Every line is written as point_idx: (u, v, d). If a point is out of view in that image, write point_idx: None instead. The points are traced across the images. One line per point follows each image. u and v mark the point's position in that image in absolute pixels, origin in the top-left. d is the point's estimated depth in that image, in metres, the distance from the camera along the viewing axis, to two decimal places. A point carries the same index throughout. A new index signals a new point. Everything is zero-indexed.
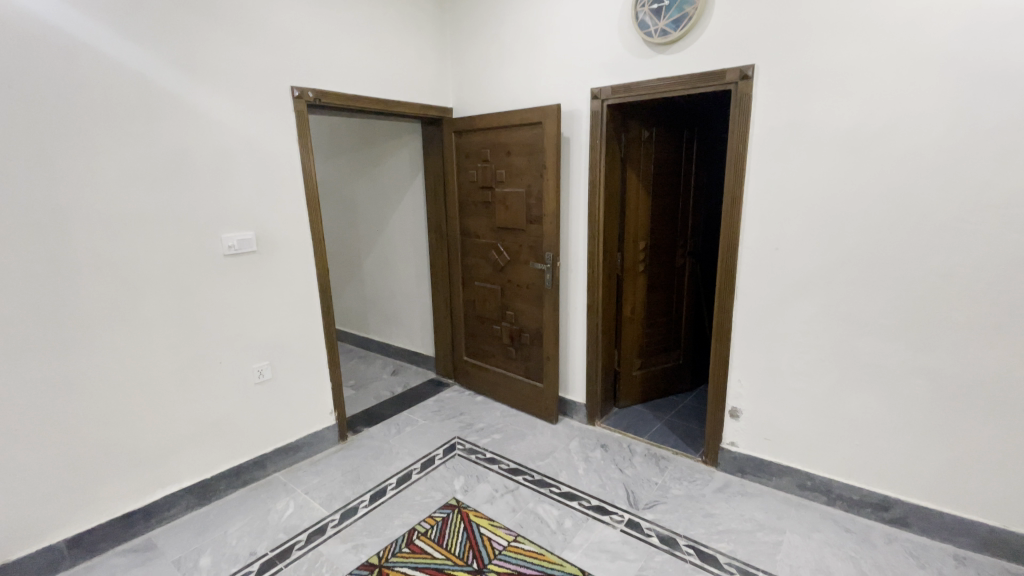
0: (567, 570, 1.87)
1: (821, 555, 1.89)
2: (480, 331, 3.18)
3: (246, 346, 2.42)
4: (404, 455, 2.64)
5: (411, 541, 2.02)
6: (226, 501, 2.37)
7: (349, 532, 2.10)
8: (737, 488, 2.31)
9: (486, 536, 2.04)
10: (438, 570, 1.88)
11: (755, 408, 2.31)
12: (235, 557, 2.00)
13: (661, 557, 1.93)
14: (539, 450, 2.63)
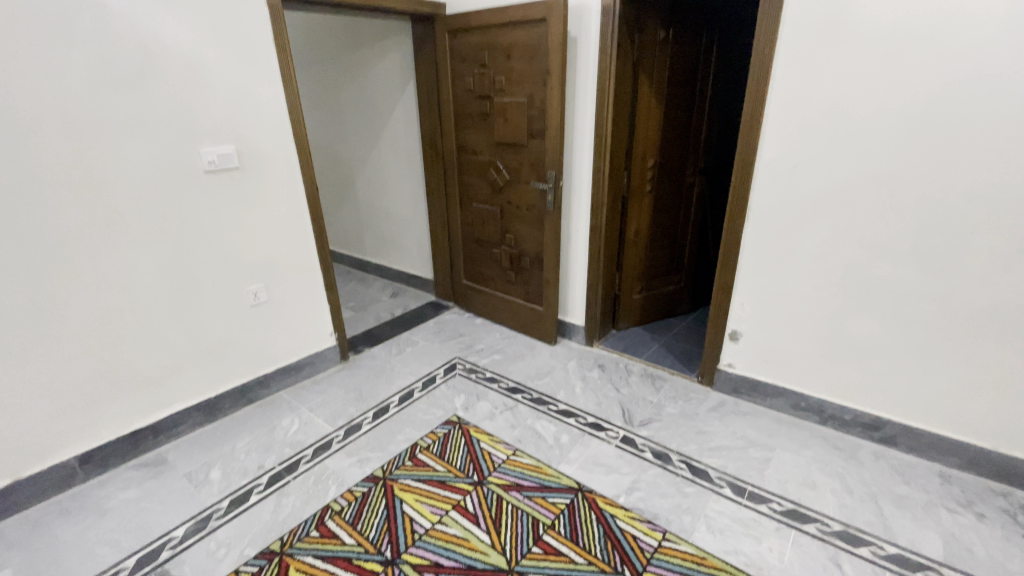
0: (564, 482, 1.95)
1: (808, 471, 1.97)
2: (478, 253, 3.10)
3: (238, 269, 2.35)
4: (406, 374, 2.68)
5: (414, 456, 2.10)
6: (232, 418, 2.43)
7: (354, 448, 2.17)
8: (731, 407, 2.37)
9: (485, 450, 2.11)
10: (440, 482, 1.96)
11: (756, 331, 2.30)
12: (244, 470, 2.08)
13: (654, 471, 2.01)
14: (538, 370, 2.66)
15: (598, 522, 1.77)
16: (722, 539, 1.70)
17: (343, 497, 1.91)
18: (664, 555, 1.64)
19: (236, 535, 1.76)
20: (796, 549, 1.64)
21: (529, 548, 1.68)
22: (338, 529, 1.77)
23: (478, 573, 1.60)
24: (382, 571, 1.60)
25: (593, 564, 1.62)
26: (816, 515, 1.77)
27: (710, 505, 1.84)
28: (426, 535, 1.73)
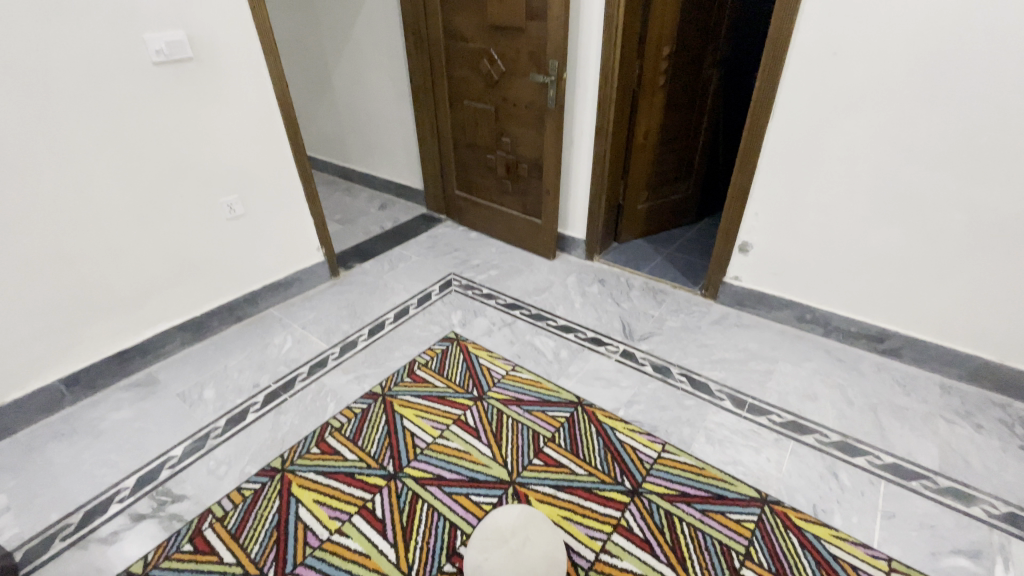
0: (564, 396, 1.92)
1: (810, 383, 1.96)
2: (471, 160, 2.86)
3: (208, 179, 2.14)
4: (400, 290, 2.58)
5: (412, 372, 2.05)
6: (222, 336, 2.35)
7: (349, 365, 2.11)
8: (734, 320, 2.31)
9: (485, 366, 2.07)
10: (440, 397, 1.92)
11: (768, 242, 2.17)
12: (238, 389, 2.04)
13: (654, 384, 1.97)
14: (537, 286, 2.55)
15: (598, 435, 1.76)
16: (721, 450, 1.70)
17: (341, 413, 1.88)
18: (663, 465, 1.65)
19: (236, 453, 1.76)
20: (793, 459, 1.66)
21: (530, 460, 1.68)
22: (339, 444, 1.75)
23: (480, 485, 1.60)
24: (384, 485, 1.61)
25: (593, 475, 1.63)
26: (815, 426, 1.78)
27: (709, 417, 1.83)
28: (428, 449, 1.72)
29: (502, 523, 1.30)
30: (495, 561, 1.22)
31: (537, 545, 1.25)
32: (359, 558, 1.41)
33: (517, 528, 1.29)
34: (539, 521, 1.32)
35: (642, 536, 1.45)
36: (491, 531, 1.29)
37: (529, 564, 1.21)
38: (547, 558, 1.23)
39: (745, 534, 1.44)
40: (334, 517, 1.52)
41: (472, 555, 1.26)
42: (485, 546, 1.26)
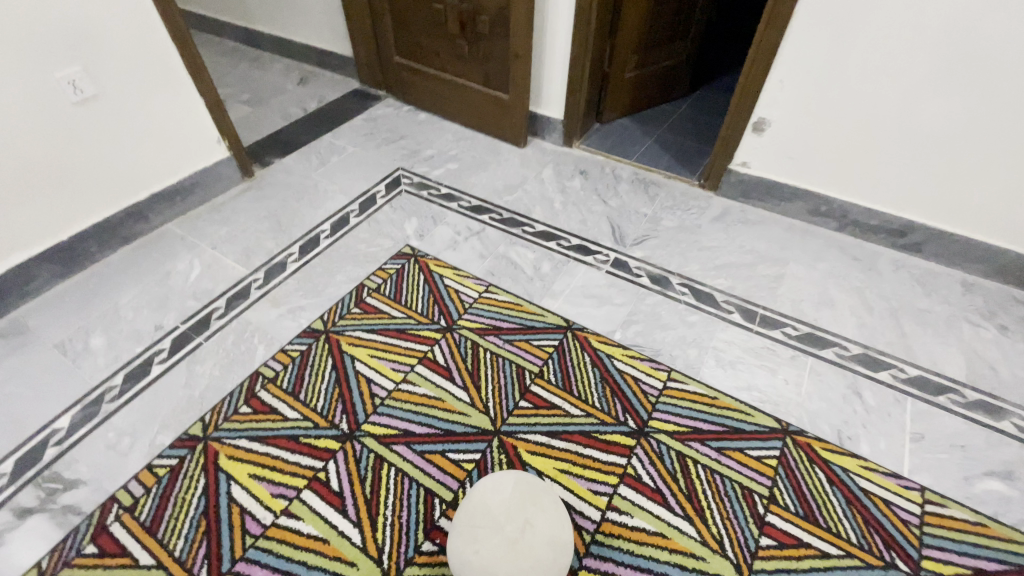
0: (549, 321, 1.59)
1: (823, 289, 1.72)
2: (413, 14, 2.18)
3: (26, 41, 1.45)
4: (336, 193, 2.06)
5: (361, 301, 1.64)
6: (106, 264, 1.82)
7: (278, 296, 1.68)
8: (738, 215, 1.98)
9: (451, 289, 1.68)
10: (399, 331, 1.56)
11: (789, 119, 1.79)
12: (136, 335, 1.59)
13: (652, 300, 1.65)
14: (506, 182, 2.09)
15: (594, 366, 1.47)
16: (734, 373, 1.46)
17: (275, 360, 1.49)
18: (670, 398, 1.40)
19: (142, 421, 1.38)
20: (813, 380, 1.46)
21: (515, 404, 1.40)
22: (275, 400, 1.39)
23: (458, 439, 1.32)
24: (337, 449, 1.29)
25: (592, 416, 1.37)
26: (833, 339, 1.57)
27: (717, 335, 1.56)
28: (389, 399, 1.40)
29: (492, 505, 1.03)
30: (489, 555, 0.97)
31: (540, 529, 1.00)
32: (315, 546, 1.14)
33: (512, 509, 1.02)
34: (539, 495, 1.06)
35: (654, 486, 1.23)
36: (479, 514, 1.02)
37: (532, 554, 0.97)
38: (552, 543, 0.99)
39: (768, 474, 1.25)
40: (277, 495, 1.22)
41: (456, 545, 1.01)
42: (473, 535, 1.00)
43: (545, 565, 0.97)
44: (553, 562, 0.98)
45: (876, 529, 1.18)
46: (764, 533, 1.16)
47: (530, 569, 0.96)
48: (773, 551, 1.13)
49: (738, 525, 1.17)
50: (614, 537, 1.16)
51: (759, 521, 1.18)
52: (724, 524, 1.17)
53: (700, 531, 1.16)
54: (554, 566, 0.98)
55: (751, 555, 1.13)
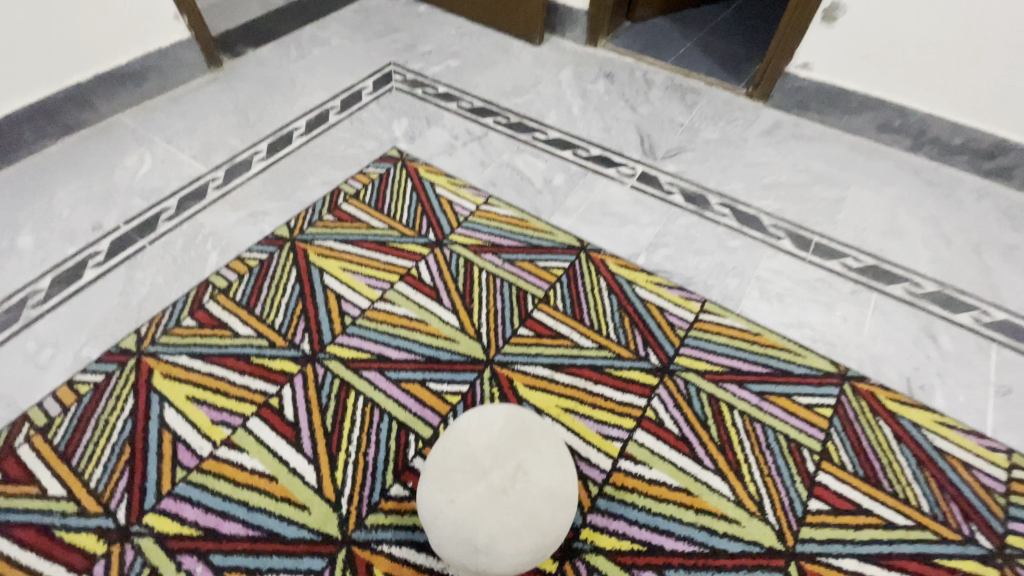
0: (560, 241, 1.30)
1: (890, 219, 1.42)
2: None
3: None
4: (315, 89, 1.75)
5: (335, 207, 1.37)
6: (45, 156, 1.55)
7: (240, 198, 1.42)
8: (790, 130, 1.66)
9: (444, 199, 1.39)
10: (379, 244, 1.28)
11: (868, 5, 1.42)
12: (70, 234, 1.35)
13: (685, 220, 1.37)
14: (516, 83, 1.77)
15: (611, 291, 1.21)
16: (782, 308, 1.20)
17: (229, 268, 1.25)
18: (703, 332, 1.14)
19: (67, 331, 1.15)
20: (878, 319, 1.19)
21: (513, 332, 1.15)
22: (225, 314, 1.16)
23: (442, 368, 1.09)
24: (295, 372, 1.07)
25: (606, 348, 1.12)
26: (904, 275, 1.29)
27: (763, 263, 1.29)
28: (361, 319, 1.15)
29: (474, 446, 0.79)
30: (467, 507, 0.75)
31: (536, 480, 0.76)
32: (260, 484, 0.93)
33: (499, 451, 0.78)
34: (535, 436, 0.81)
35: (679, 434, 1.00)
36: (456, 457, 0.79)
37: (523, 510, 0.74)
38: (550, 498, 0.76)
39: (820, 426, 1.01)
40: (218, 422, 1.00)
41: (428, 491, 0.79)
42: (448, 481, 0.77)
43: (540, 524, 0.75)
44: (550, 519, 0.76)
45: (955, 497, 0.95)
46: (814, 495, 0.93)
47: (520, 528, 0.74)
48: (824, 518, 0.91)
49: (781, 484, 0.94)
50: (626, 492, 0.93)
51: (808, 481, 0.95)
52: (764, 483, 0.94)
53: (734, 489, 0.94)
54: (551, 526, 0.76)
55: (797, 521, 0.90)
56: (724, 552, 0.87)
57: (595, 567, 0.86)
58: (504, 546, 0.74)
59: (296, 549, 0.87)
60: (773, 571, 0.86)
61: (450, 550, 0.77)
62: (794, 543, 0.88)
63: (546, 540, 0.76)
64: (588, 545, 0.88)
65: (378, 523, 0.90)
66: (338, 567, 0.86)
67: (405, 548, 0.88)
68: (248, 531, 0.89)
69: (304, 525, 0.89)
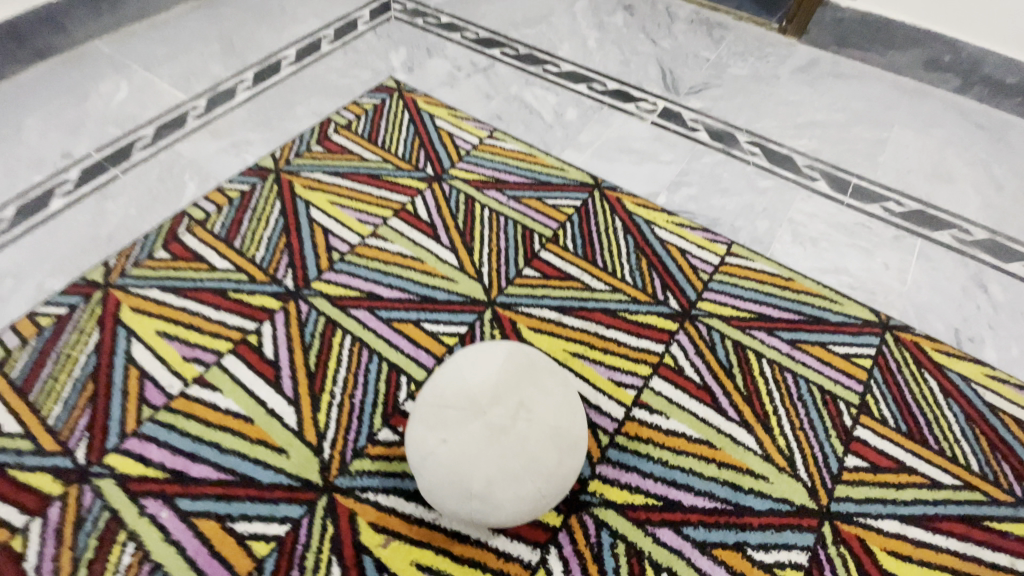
0: (571, 177, 1.17)
1: (940, 158, 1.30)
2: None
3: None
4: (307, 17, 1.61)
5: (323, 138, 1.24)
6: (14, 82, 1.43)
7: (222, 127, 1.30)
8: (827, 68, 1.51)
9: (444, 131, 1.26)
10: (371, 177, 1.16)
11: None
12: (37, 162, 1.24)
13: (710, 159, 1.24)
14: (526, 13, 1.61)
15: (627, 232, 1.09)
16: (817, 252, 1.08)
17: (208, 199, 1.14)
18: (729, 277, 1.03)
19: (31, 261, 1.05)
20: (923, 267, 1.07)
21: (518, 272, 1.03)
22: (201, 246, 1.06)
23: (438, 309, 0.98)
24: (276, 308, 0.96)
25: (620, 292, 1.01)
26: (952, 221, 1.17)
27: (796, 205, 1.16)
28: (350, 255, 1.04)
29: (471, 381, 0.69)
30: (461, 448, 0.66)
31: (540, 420, 0.67)
32: (234, 425, 0.84)
33: (499, 387, 0.68)
34: (541, 373, 0.71)
35: (700, 383, 0.90)
36: (450, 393, 0.69)
37: (525, 453, 0.65)
38: (557, 441, 0.67)
39: (859, 378, 0.91)
40: (191, 359, 0.91)
41: (417, 431, 0.70)
42: (439, 420, 0.68)
43: (543, 470, 0.66)
44: (556, 465, 0.67)
45: (1009, 457, 0.84)
46: (851, 451, 0.83)
47: (521, 473, 0.65)
48: (862, 475, 0.81)
49: (814, 439, 0.84)
50: (639, 443, 0.84)
51: (844, 436, 0.85)
52: (795, 437, 0.84)
53: (762, 443, 0.84)
54: (557, 472, 0.67)
55: (832, 478, 0.81)
56: (749, 509, 0.78)
57: (604, 522, 0.77)
58: (502, 492, 0.65)
59: (272, 495, 0.79)
60: (804, 532, 0.76)
61: (441, 497, 0.68)
62: (828, 502, 0.79)
63: (550, 488, 0.67)
64: (597, 499, 0.79)
65: (363, 470, 0.81)
66: (318, 515, 0.77)
67: (392, 497, 0.79)
68: (219, 475, 0.80)
69: (281, 470, 0.81)
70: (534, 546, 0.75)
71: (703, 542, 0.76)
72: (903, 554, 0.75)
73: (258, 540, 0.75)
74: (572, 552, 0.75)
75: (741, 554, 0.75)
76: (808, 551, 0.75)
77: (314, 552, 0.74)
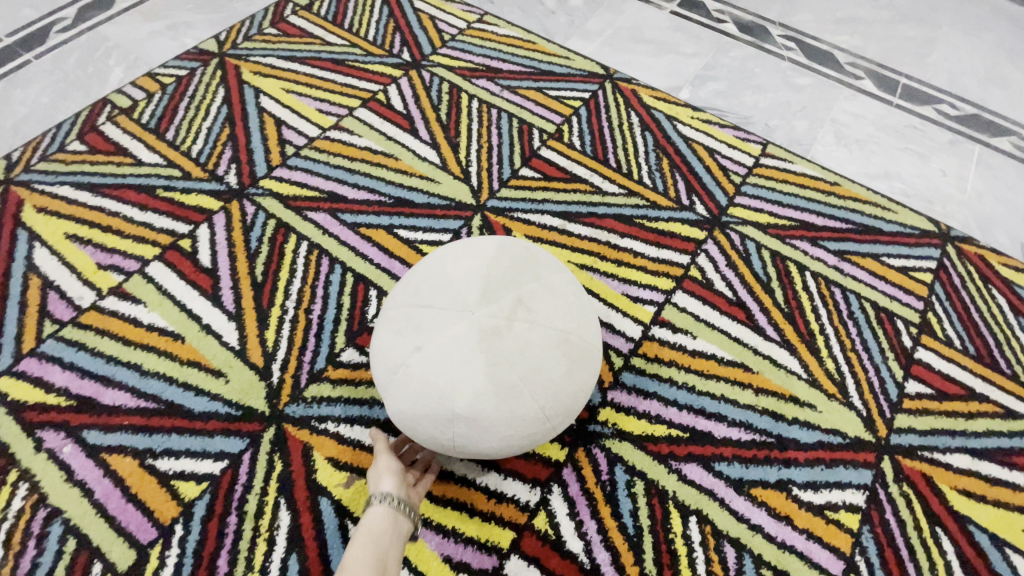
0: (577, 68, 0.98)
1: (991, 63, 1.10)
2: None
3: None
4: None
5: (278, 20, 1.03)
6: None
7: (156, 7, 1.07)
8: None
9: (425, 14, 1.05)
10: (336, 63, 0.96)
11: None
12: None
13: (739, 52, 1.05)
14: None
15: (644, 129, 0.91)
16: (864, 156, 0.92)
17: (135, 86, 0.93)
18: (765, 180, 0.86)
19: None
20: (985, 175, 0.92)
21: (513, 172, 0.85)
22: (125, 138, 0.86)
23: (416, 213, 0.80)
24: (216, 209, 0.79)
25: (636, 197, 0.84)
26: (1013, 128, 0.99)
27: (838, 105, 0.99)
28: (309, 150, 0.86)
29: (452, 276, 0.54)
30: (440, 355, 0.50)
31: (543, 321, 0.52)
32: (158, 344, 0.68)
33: (490, 282, 0.53)
34: (543, 270, 0.56)
35: (732, 298, 0.75)
36: (425, 292, 0.54)
37: (524, 361, 0.50)
38: (564, 347, 0.52)
39: (918, 294, 0.76)
40: (107, 267, 0.73)
41: (383, 341, 0.55)
42: (412, 323, 0.53)
43: (548, 382, 0.51)
44: (564, 377, 0.52)
45: None
46: (912, 376, 0.69)
47: (519, 386, 0.50)
48: (926, 404, 0.68)
49: (869, 361, 0.70)
50: (660, 366, 0.69)
51: (904, 359, 0.71)
52: (846, 359, 0.70)
53: (807, 366, 0.70)
54: (565, 387, 0.52)
55: (891, 406, 0.67)
56: (794, 442, 0.64)
57: (617, 457, 0.63)
58: (494, 411, 0.50)
59: (205, 427, 0.63)
60: (859, 468, 0.63)
61: (412, 423, 0.52)
62: (887, 434, 0.65)
63: (556, 408, 0.52)
64: (609, 430, 0.65)
65: (322, 396, 0.65)
66: (263, 450, 0.62)
67: (357, 428, 0.64)
68: (137, 402, 0.64)
69: (217, 397, 0.65)
70: (532, 485, 0.61)
71: (738, 480, 0.62)
72: (976, 494, 0.62)
73: (185, 481, 0.60)
74: (579, 492, 0.61)
75: (786, 494, 0.61)
76: (865, 491, 0.62)
77: (257, 493, 0.60)
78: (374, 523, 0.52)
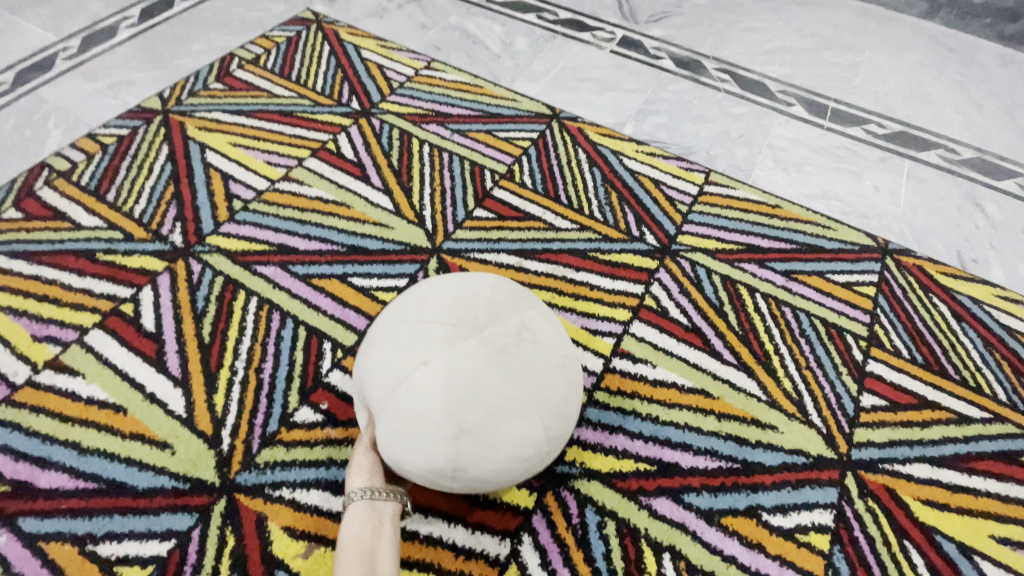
0: (524, 109, 1.01)
1: (908, 83, 1.18)
2: None
3: None
4: None
5: (224, 75, 1.03)
6: None
7: (97, 67, 1.05)
8: None
9: (373, 63, 1.07)
10: (284, 115, 0.97)
11: None
12: None
13: (678, 87, 1.10)
14: None
15: (592, 164, 0.94)
16: (802, 178, 0.96)
17: (76, 148, 0.91)
18: (710, 208, 0.89)
19: None
20: (914, 189, 0.97)
21: (467, 213, 0.86)
22: (63, 202, 0.83)
23: (370, 261, 0.80)
24: (161, 270, 0.76)
25: (589, 231, 0.85)
26: (935, 142, 1.06)
27: (774, 132, 1.04)
28: (257, 203, 0.84)
29: (460, 294, 0.54)
30: (449, 370, 0.49)
31: (547, 342, 0.53)
32: (98, 418, 0.64)
33: (499, 302, 0.54)
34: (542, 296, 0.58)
35: (688, 324, 0.76)
36: (432, 307, 0.53)
37: (532, 380, 0.50)
38: (565, 369, 0.53)
39: (864, 308, 0.79)
40: (42, 339, 0.69)
41: (382, 357, 0.52)
42: (417, 337, 0.51)
43: (552, 402, 0.51)
44: (564, 398, 0.52)
45: None
46: (865, 389, 0.71)
47: (528, 404, 0.50)
48: (881, 415, 0.69)
49: (824, 377, 0.72)
50: (624, 399, 0.69)
51: (857, 373, 0.73)
52: (802, 376, 0.72)
53: (765, 387, 0.71)
54: (564, 408, 0.52)
55: (848, 421, 0.69)
56: (759, 466, 0.65)
57: (587, 497, 0.62)
58: (501, 430, 0.49)
59: (150, 504, 0.59)
60: (825, 487, 0.64)
61: (412, 446, 0.50)
62: (847, 449, 0.67)
63: (556, 430, 0.52)
64: (576, 469, 0.64)
65: (275, 461, 0.62)
66: (213, 525, 0.58)
67: (315, 492, 0.61)
68: (76, 483, 0.60)
69: (163, 470, 0.61)
70: (501, 537, 0.59)
71: (709, 510, 0.61)
72: (940, 502, 0.63)
73: (130, 565, 0.56)
74: (550, 539, 0.59)
75: (756, 520, 0.61)
76: (832, 510, 0.62)
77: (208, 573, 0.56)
78: (354, 522, 0.53)
